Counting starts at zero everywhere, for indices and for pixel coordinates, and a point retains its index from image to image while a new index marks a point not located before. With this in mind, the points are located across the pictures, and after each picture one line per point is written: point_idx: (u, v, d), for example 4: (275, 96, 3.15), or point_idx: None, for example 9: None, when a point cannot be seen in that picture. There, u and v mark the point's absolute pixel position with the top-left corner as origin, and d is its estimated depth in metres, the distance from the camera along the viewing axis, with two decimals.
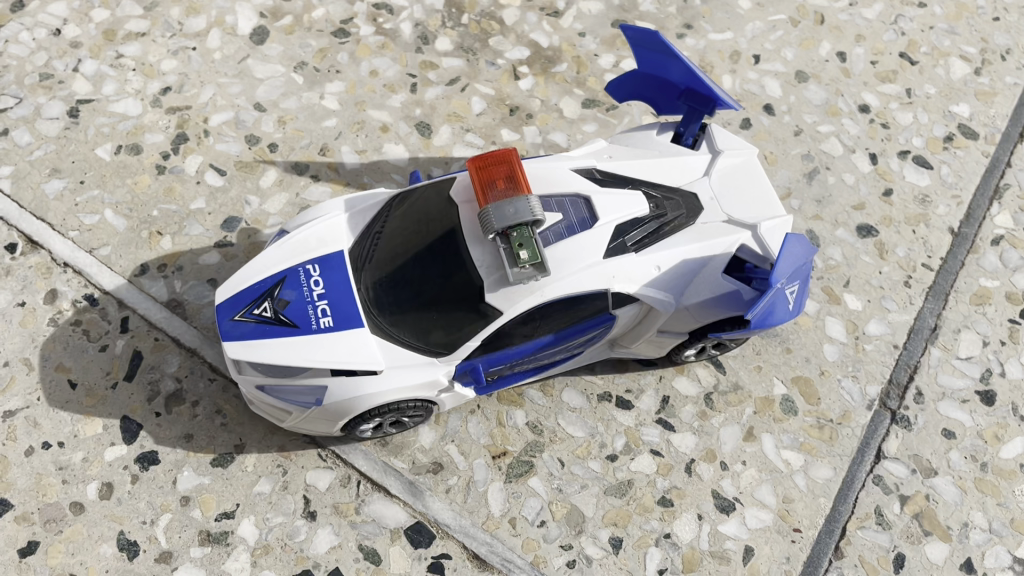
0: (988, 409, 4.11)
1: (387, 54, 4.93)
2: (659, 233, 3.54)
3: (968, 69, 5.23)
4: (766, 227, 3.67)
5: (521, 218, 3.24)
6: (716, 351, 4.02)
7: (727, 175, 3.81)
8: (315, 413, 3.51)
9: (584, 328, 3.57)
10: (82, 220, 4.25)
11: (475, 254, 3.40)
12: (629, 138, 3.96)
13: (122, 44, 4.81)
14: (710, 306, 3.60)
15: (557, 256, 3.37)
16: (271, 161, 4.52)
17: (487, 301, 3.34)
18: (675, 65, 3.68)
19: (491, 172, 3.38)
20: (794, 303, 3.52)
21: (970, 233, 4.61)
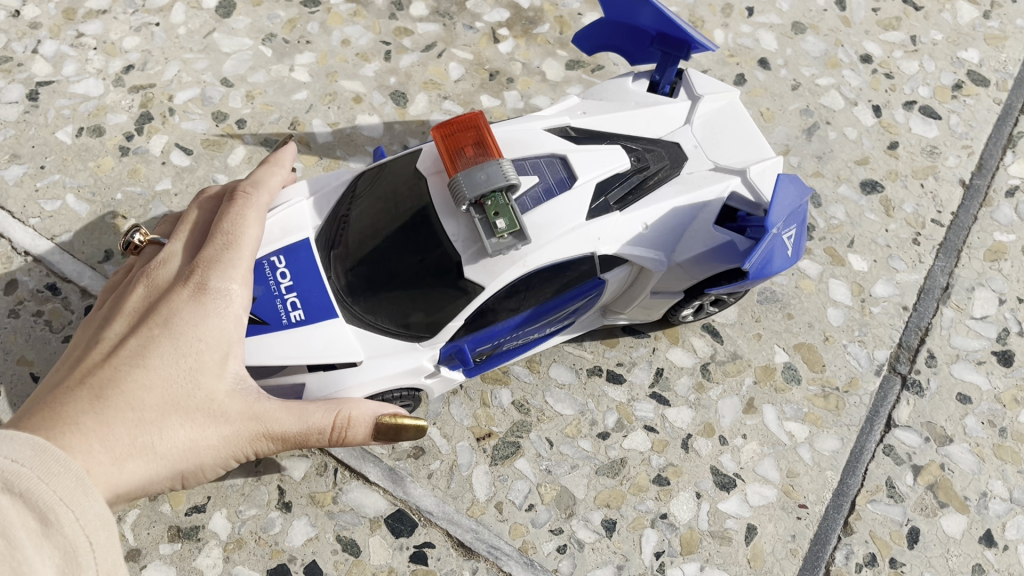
0: (1006, 370, 3.85)
1: (360, 22, 4.70)
2: (643, 188, 3.31)
3: (976, 12, 4.92)
4: (756, 171, 3.44)
5: (494, 183, 2.96)
6: (715, 308, 3.79)
7: (710, 121, 3.60)
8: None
9: (572, 296, 3.34)
10: (44, 206, 4.07)
11: (449, 228, 3.11)
12: (603, 91, 3.70)
13: (83, 23, 4.60)
14: (704, 260, 3.34)
15: (537, 221, 3.11)
16: (239, 137, 4.31)
17: (465, 276, 3.08)
18: (644, 9, 3.43)
19: (459, 139, 3.11)
20: (793, 250, 3.29)
21: (982, 185, 4.33)
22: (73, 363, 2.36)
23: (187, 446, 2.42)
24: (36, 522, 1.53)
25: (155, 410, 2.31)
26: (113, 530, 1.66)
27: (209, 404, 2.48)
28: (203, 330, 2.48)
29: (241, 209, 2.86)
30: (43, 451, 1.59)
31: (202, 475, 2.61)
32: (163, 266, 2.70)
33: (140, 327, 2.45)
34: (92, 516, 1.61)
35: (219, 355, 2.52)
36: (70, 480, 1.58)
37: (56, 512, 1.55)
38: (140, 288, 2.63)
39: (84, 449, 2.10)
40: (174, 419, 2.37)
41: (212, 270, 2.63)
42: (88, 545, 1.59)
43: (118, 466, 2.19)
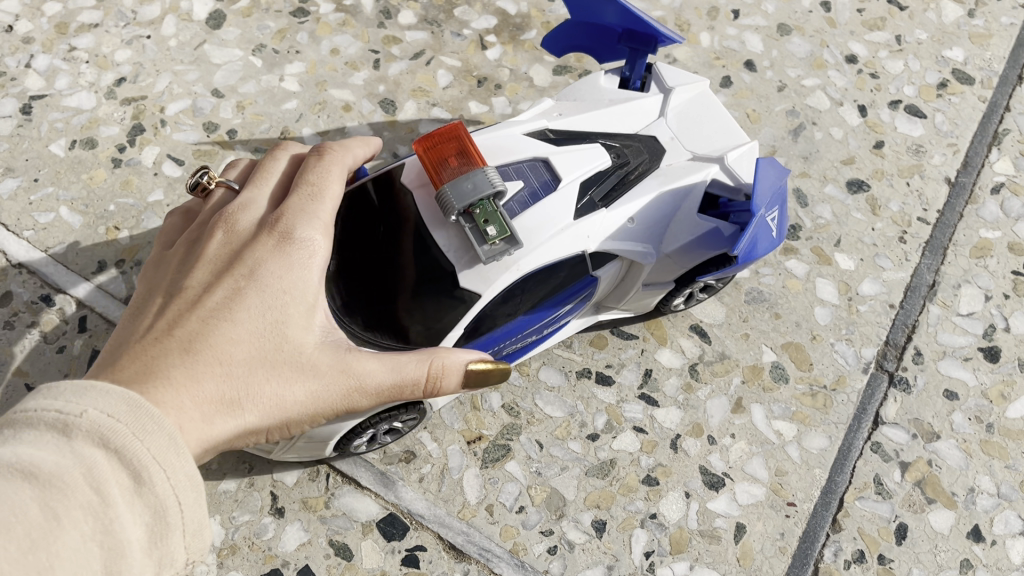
0: (992, 366, 3.87)
1: (349, 31, 4.75)
2: (625, 184, 3.34)
3: (961, 11, 4.94)
4: (733, 157, 3.49)
5: (482, 192, 2.92)
6: (705, 295, 3.87)
7: (683, 113, 3.65)
8: (305, 442, 3.19)
9: (565, 296, 3.39)
10: (38, 219, 4.12)
11: (441, 240, 3.04)
12: (576, 91, 3.75)
13: (75, 37, 4.66)
14: (692, 249, 3.43)
15: (526, 226, 3.10)
16: (230, 148, 4.36)
17: (460, 285, 3.02)
18: (610, 7, 3.45)
19: (441, 150, 3.06)
20: (777, 231, 3.33)
21: (967, 182, 4.35)
22: (163, 309, 2.38)
23: (277, 401, 2.36)
24: (130, 480, 1.66)
25: (243, 364, 2.30)
26: (200, 488, 1.80)
27: (299, 357, 2.41)
28: (289, 282, 2.45)
29: (324, 165, 2.79)
30: (136, 407, 1.71)
31: (302, 429, 2.57)
32: (244, 212, 2.66)
33: (227, 278, 2.44)
34: (183, 476, 1.74)
35: (307, 306, 2.47)
36: (161, 438, 1.71)
37: (148, 472, 1.68)
38: (218, 234, 2.59)
39: (173, 405, 2.12)
40: (264, 373, 2.34)
41: (296, 220, 2.58)
42: (175, 505, 1.73)
43: (206, 421, 2.18)
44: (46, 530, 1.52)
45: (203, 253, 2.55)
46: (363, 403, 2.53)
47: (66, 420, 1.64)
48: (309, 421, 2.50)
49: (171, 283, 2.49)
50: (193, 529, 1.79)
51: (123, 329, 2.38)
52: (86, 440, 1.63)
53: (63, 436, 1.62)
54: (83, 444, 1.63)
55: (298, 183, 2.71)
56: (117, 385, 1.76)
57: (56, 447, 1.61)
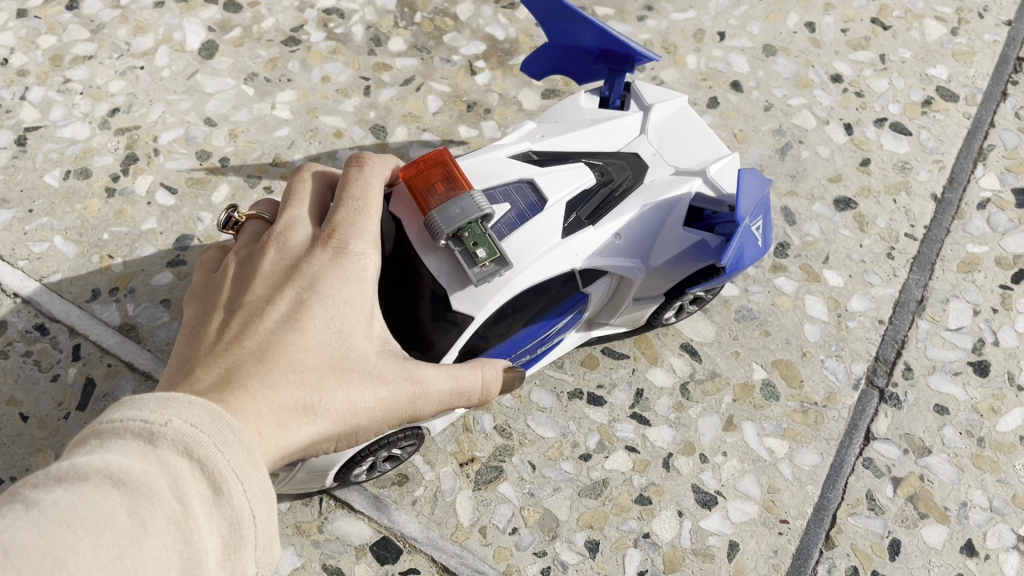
0: (982, 380, 3.88)
1: (340, 59, 4.81)
2: (611, 201, 3.38)
3: (944, 30, 4.98)
4: (716, 170, 3.54)
5: (469, 216, 2.88)
6: (695, 306, 3.91)
7: (663, 128, 3.71)
8: (305, 474, 3.17)
9: (556, 314, 3.38)
10: (32, 248, 4.16)
11: (430, 265, 2.99)
12: (556, 112, 3.82)
13: (69, 69, 4.72)
14: (679, 262, 3.44)
15: (516, 246, 3.10)
16: (223, 176, 4.40)
17: (453, 308, 2.97)
18: (584, 31, 3.53)
19: (429, 176, 3.02)
20: (762, 239, 3.39)
21: (954, 198, 4.38)
22: (227, 323, 2.36)
23: (349, 408, 2.37)
24: (209, 490, 1.59)
25: (314, 372, 2.30)
26: (270, 502, 1.73)
27: (365, 365, 2.43)
28: (347, 294, 2.47)
29: (365, 182, 2.82)
30: (217, 418, 1.66)
31: (363, 440, 2.57)
32: (292, 229, 2.66)
33: (286, 290, 2.45)
34: (256, 489, 1.68)
35: (365, 317, 2.50)
36: (241, 451, 1.66)
37: (229, 482, 1.61)
38: (267, 251, 2.59)
39: (252, 412, 2.11)
40: (335, 380, 2.34)
41: (349, 234, 2.60)
42: (250, 518, 1.66)
43: (283, 428, 2.18)
44: (133, 537, 1.44)
45: (256, 269, 2.54)
46: (425, 410, 2.58)
47: (151, 429, 1.58)
48: (373, 430, 2.51)
49: (230, 298, 2.47)
50: (263, 544, 1.73)
51: (185, 346, 2.34)
52: (171, 448, 1.57)
53: (149, 445, 1.56)
54: (168, 453, 1.56)
55: (344, 200, 2.72)
56: (195, 398, 1.71)
57: (141, 453, 1.54)
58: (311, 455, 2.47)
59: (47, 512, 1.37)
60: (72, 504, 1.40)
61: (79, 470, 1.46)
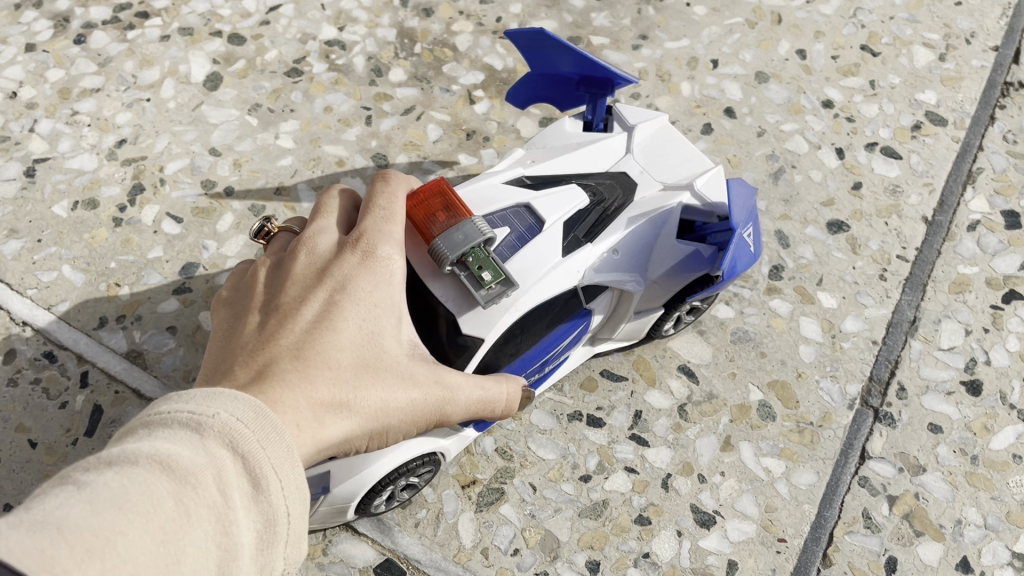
0: (974, 399, 3.94)
1: (342, 89, 4.92)
2: (605, 220, 3.47)
3: (932, 56, 5.09)
4: (702, 182, 3.62)
5: (473, 241, 2.95)
6: (692, 315, 4.01)
7: (647, 147, 3.81)
8: (326, 506, 3.21)
9: (561, 334, 3.44)
10: (40, 277, 4.24)
11: (437, 291, 3.05)
12: (543, 138, 3.92)
13: (77, 101, 4.83)
14: (676, 273, 3.54)
15: (519, 267, 3.20)
16: (228, 205, 4.49)
17: (463, 332, 3.04)
18: (564, 58, 3.66)
19: (428, 205, 3.07)
20: (754, 246, 3.55)
21: (944, 221, 4.46)
22: (263, 322, 2.42)
23: (381, 406, 2.43)
24: (250, 485, 1.64)
25: (349, 370, 2.37)
26: (303, 501, 1.79)
27: (396, 367, 2.51)
28: (378, 296, 2.54)
29: (391, 192, 2.90)
30: (260, 415, 1.71)
31: (392, 442, 2.63)
32: (321, 234, 2.73)
33: (319, 290, 2.52)
34: (292, 486, 1.73)
35: (395, 320, 2.57)
36: (282, 449, 1.72)
37: (268, 478, 1.66)
38: (297, 255, 2.65)
39: (290, 405, 2.18)
40: (368, 379, 2.41)
41: (377, 239, 2.68)
42: (285, 515, 1.71)
43: (319, 422, 2.24)
44: (178, 523, 1.48)
45: (289, 271, 2.60)
46: (452, 415, 2.65)
47: (198, 419, 1.64)
48: (402, 431, 2.57)
49: (264, 299, 2.53)
50: (294, 541, 1.77)
51: (221, 345, 2.41)
52: (216, 439, 1.62)
53: (196, 433, 1.61)
54: (213, 443, 1.61)
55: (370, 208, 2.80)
56: (239, 393, 1.77)
57: (188, 441, 1.59)
58: (343, 453, 2.52)
59: (101, 492, 1.41)
60: (123, 485, 1.44)
61: (128, 455, 1.51)
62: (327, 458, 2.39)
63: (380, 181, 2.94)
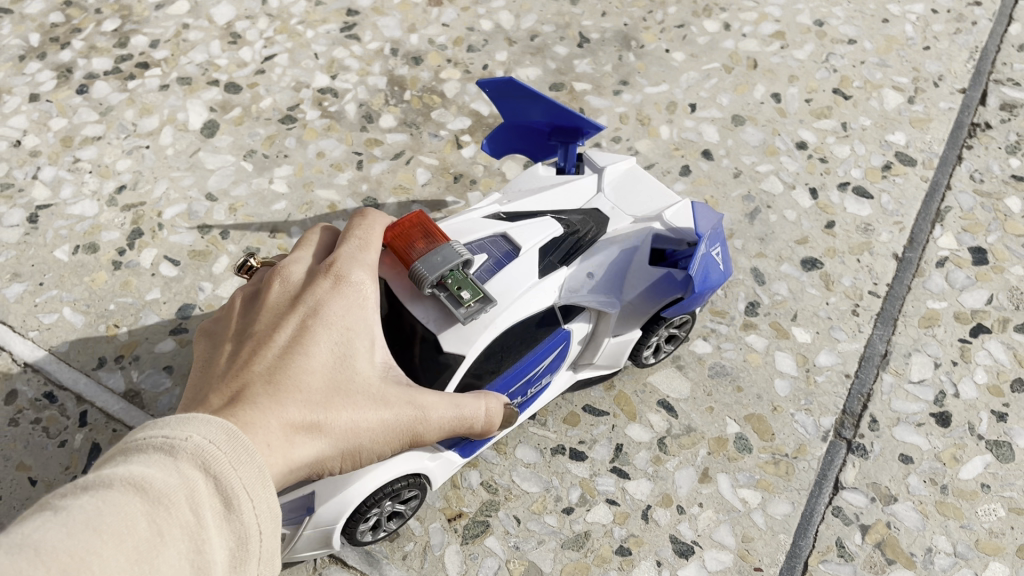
0: (944, 430, 4.07)
1: (334, 135, 5.11)
2: (579, 247, 3.63)
3: (901, 98, 5.29)
4: (670, 214, 3.80)
5: (451, 262, 3.11)
6: (671, 346, 4.20)
7: (618, 185, 3.99)
8: (311, 530, 3.31)
9: (543, 351, 3.51)
10: (42, 319, 4.40)
11: (417, 313, 3.21)
12: (518, 182, 4.11)
13: (79, 149, 5.02)
14: (648, 296, 3.74)
15: (496, 289, 3.35)
16: (224, 248, 4.66)
17: (444, 350, 3.18)
18: (536, 107, 3.85)
19: (408, 235, 3.22)
20: (723, 264, 3.68)
21: (914, 257, 4.63)
22: (239, 350, 2.57)
23: (351, 428, 2.55)
24: (221, 504, 1.64)
25: (319, 392, 2.49)
26: (277, 521, 1.78)
27: (368, 389, 2.63)
28: (350, 321, 2.68)
29: (367, 223, 3.06)
30: (232, 436, 1.71)
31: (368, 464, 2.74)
32: (296, 265, 2.89)
33: (293, 316, 2.66)
34: (265, 507, 1.73)
35: (368, 343, 2.70)
36: (254, 469, 1.71)
37: (240, 498, 1.66)
38: (274, 284, 2.81)
39: (260, 426, 2.30)
40: (339, 401, 2.53)
41: (349, 266, 2.83)
42: (258, 534, 1.70)
43: (289, 443, 2.36)
44: (151, 545, 1.48)
45: (265, 300, 2.76)
46: (426, 435, 2.76)
47: (172, 443, 1.64)
48: (377, 452, 2.68)
49: (239, 328, 2.68)
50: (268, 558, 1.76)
51: (200, 375, 2.56)
52: (190, 461, 1.62)
53: (169, 455, 1.61)
54: (187, 464, 1.61)
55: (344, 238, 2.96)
56: (213, 417, 1.77)
57: (161, 463, 1.59)
58: (319, 475, 2.64)
59: (75, 515, 1.42)
60: (98, 509, 1.45)
61: (103, 480, 1.51)
62: (301, 479, 2.51)
63: (356, 213, 3.11)
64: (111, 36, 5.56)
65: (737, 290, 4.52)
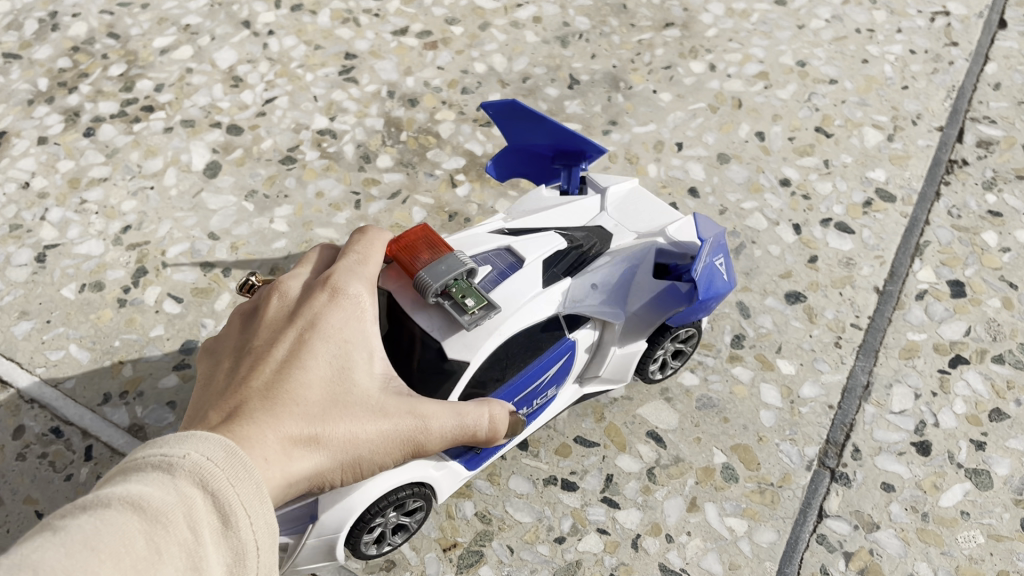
0: (924, 459, 4.19)
1: (333, 175, 5.28)
2: (582, 259, 3.78)
3: (881, 136, 5.48)
4: (673, 229, 3.98)
5: (455, 271, 3.26)
6: (680, 358, 4.38)
7: (621, 203, 4.17)
8: (315, 539, 3.40)
9: (549, 360, 3.63)
10: (49, 356, 4.54)
11: (422, 322, 3.35)
12: (522, 204, 4.25)
13: (86, 190, 5.19)
14: (653, 307, 3.86)
15: (500, 298, 3.49)
16: (225, 285, 4.81)
17: (448, 357, 3.32)
18: (541, 129, 4.06)
19: (413, 246, 3.37)
20: (726, 275, 3.85)
21: (894, 290, 4.78)
22: (238, 367, 2.70)
23: (350, 440, 2.69)
24: (219, 521, 1.71)
25: (317, 407, 2.63)
26: (273, 536, 1.85)
27: (366, 401, 2.76)
28: (347, 334, 2.80)
29: (366, 239, 3.18)
30: (232, 453, 1.78)
31: (369, 474, 2.88)
32: (294, 281, 3.01)
33: (291, 331, 2.78)
34: (261, 521, 1.79)
35: (366, 354, 2.82)
36: (251, 485, 1.78)
37: (237, 515, 1.73)
38: (272, 299, 2.93)
39: (259, 442, 2.44)
40: (337, 414, 2.67)
41: (346, 280, 2.95)
42: (255, 550, 1.76)
43: (287, 456, 2.51)
44: (149, 562, 1.55)
45: (263, 314, 2.88)
46: (427, 443, 2.90)
47: (169, 461, 1.71)
48: (378, 461, 2.83)
49: (239, 344, 2.81)
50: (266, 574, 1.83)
51: (202, 392, 2.69)
52: (188, 479, 1.69)
53: (167, 474, 1.68)
54: (185, 483, 1.68)
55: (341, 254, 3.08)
56: (212, 434, 1.84)
57: (160, 481, 1.66)
58: (321, 486, 2.79)
59: (74, 535, 1.48)
60: (96, 530, 1.50)
61: (101, 500, 1.57)
62: (302, 491, 2.67)
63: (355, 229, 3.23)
64: (117, 80, 5.76)
65: (723, 323, 4.67)
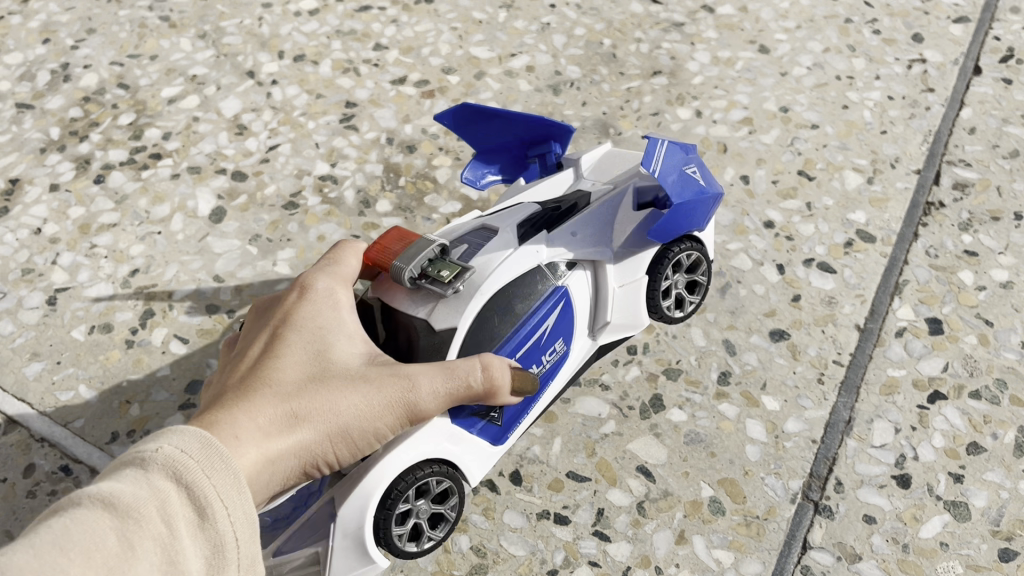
0: (904, 491, 4.33)
1: (333, 220, 5.49)
2: (557, 216, 4.25)
3: (861, 179, 5.69)
4: (643, 171, 4.47)
5: (423, 253, 3.78)
6: (693, 296, 4.80)
7: (596, 165, 4.70)
8: (342, 541, 3.55)
9: (546, 308, 4.03)
10: (59, 396, 4.70)
11: (407, 306, 3.84)
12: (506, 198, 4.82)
13: (95, 236, 5.39)
14: (638, 236, 4.32)
15: (479, 262, 3.93)
16: (229, 327, 4.98)
17: (437, 325, 3.76)
18: (502, 122, 4.64)
19: (385, 245, 3.90)
20: (702, 181, 4.28)
21: (875, 328, 4.96)
22: (232, 371, 3.41)
23: (331, 411, 3.23)
24: (195, 513, 2.06)
25: (294, 388, 3.23)
26: (254, 527, 2.21)
27: (343, 375, 3.32)
28: (318, 325, 3.45)
29: (333, 256, 3.84)
30: (207, 446, 2.13)
31: (367, 441, 3.39)
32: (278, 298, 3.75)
33: (271, 334, 3.47)
34: (237, 511, 2.15)
35: (339, 340, 3.44)
36: (225, 476, 2.13)
37: (213, 507, 2.08)
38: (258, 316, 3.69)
39: (239, 422, 3.03)
40: (316, 391, 3.24)
41: (316, 285, 3.63)
42: (233, 542, 2.11)
43: (270, 432, 3.09)
44: (121, 557, 1.86)
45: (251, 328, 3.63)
46: (416, 400, 3.38)
47: (147, 458, 2.06)
48: (373, 425, 3.35)
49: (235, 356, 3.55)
50: (246, 562, 2.17)
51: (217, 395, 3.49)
52: (163, 473, 2.05)
53: (143, 471, 2.03)
54: (159, 478, 2.03)
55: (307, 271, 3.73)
56: (192, 429, 2.20)
57: (134, 479, 2.00)
58: (324, 462, 3.33)
59: (46, 536, 1.77)
60: (69, 527, 1.81)
61: (78, 498, 1.90)
62: (301, 465, 3.22)
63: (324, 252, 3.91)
64: (126, 129, 5.99)
65: (710, 360, 4.84)
